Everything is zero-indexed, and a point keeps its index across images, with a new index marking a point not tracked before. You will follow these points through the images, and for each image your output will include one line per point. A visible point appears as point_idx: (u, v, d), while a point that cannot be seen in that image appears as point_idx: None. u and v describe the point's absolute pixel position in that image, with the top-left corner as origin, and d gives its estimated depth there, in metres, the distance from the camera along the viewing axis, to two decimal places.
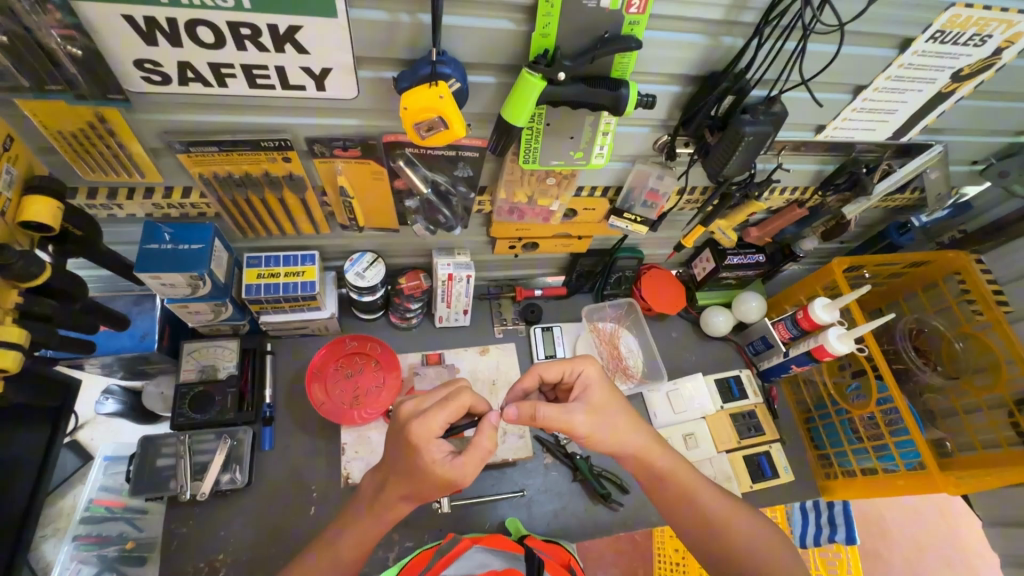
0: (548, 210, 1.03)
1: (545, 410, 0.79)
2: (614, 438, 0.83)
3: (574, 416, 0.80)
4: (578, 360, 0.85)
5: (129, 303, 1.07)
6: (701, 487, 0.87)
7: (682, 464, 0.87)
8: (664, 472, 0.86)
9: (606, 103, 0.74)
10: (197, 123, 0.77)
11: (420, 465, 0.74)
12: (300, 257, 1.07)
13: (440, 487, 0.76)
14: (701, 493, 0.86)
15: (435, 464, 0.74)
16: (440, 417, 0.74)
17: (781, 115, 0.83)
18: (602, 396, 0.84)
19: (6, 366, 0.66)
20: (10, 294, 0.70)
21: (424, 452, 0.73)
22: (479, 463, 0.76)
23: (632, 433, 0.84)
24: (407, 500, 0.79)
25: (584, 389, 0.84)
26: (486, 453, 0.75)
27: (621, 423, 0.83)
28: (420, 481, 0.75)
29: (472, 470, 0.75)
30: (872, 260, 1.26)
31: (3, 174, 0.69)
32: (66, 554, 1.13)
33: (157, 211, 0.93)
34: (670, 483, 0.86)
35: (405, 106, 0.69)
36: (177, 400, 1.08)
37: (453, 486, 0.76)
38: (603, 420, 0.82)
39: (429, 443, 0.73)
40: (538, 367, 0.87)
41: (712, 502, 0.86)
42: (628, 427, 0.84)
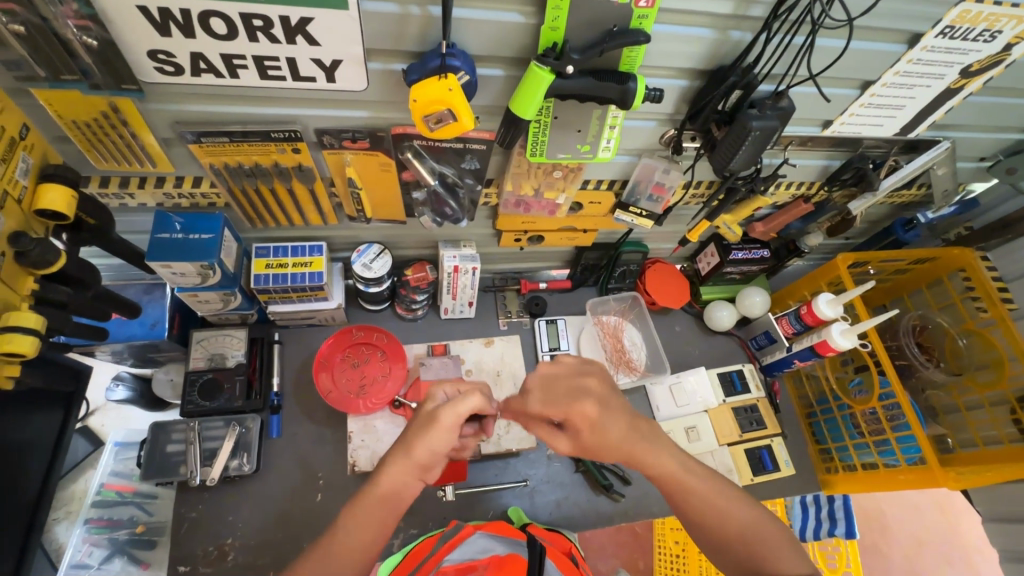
0: (554, 203, 1.04)
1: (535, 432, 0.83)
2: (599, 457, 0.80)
3: (557, 441, 0.82)
4: (572, 409, 0.77)
5: (140, 291, 1.08)
6: (696, 483, 0.80)
7: (674, 460, 0.80)
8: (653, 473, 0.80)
9: (614, 97, 0.75)
10: (208, 113, 0.78)
11: (420, 407, 0.82)
12: (309, 248, 1.08)
13: (423, 426, 0.78)
14: (694, 489, 0.79)
15: (431, 404, 0.81)
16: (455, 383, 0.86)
17: (789, 110, 0.83)
18: (589, 434, 0.77)
19: (23, 352, 0.67)
20: (27, 282, 0.72)
21: (427, 393, 0.84)
22: (461, 400, 0.77)
23: (617, 454, 0.79)
24: (393, 452, 0.78)
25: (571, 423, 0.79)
26: (470, 395, 0.77)
27: (605, 450, 0.79)
28: (413, 427, 0.80)
29: (452, 406, 0.77)
30: (877, 256, 1.26)
31: (19, 163, 0.70)
32: (79, 536, 1.16)
33: (168, 200, 0.94)
34: (660, 481, 0.80)
35: (415, 98, 0.70)
36: (187, 387, 1.10)
37: (434, 421, 0.77)
38: (587, 450, 0.80)
39: (433, 391, 0.84)
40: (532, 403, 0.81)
41: (707, 497, 0.79)
42: (612, 452, 0.79)
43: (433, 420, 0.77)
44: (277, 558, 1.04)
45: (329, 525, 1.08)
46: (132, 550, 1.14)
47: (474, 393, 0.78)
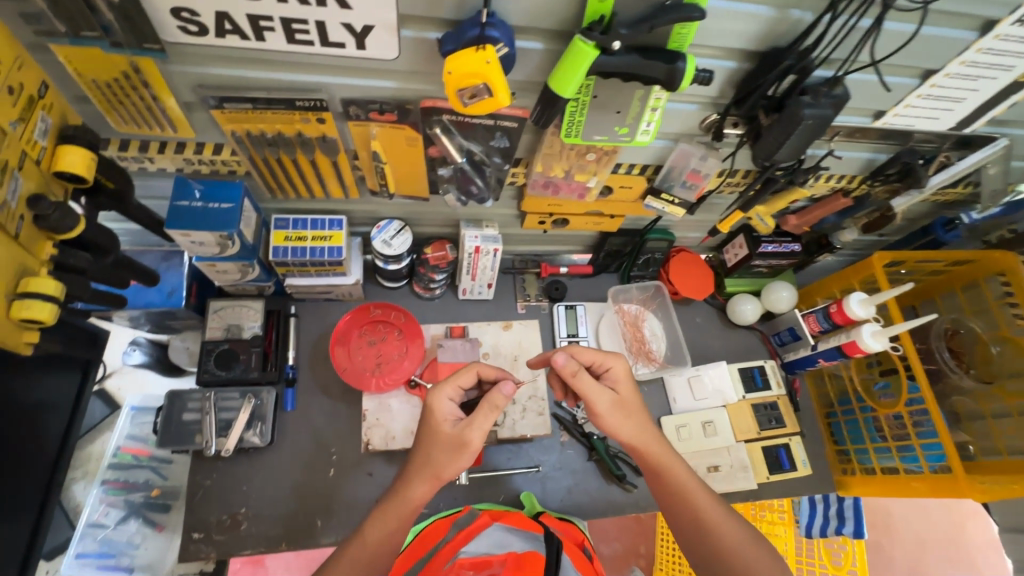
0: (584, 186, 1.00)
1: (581, 381, 0.85)
2: (623, 431, 0.86)
3: (599, 393, 0.86)
4: (608, 355, 0.90)
5: (158, 258, 1.07)
6: (701, 493, 0.85)
7: (684, 467, 0.87)
8: (662, 472, 0.86)
9: (660, 77, 0.70)
10: (232, 77, 0.75)
11: (431, 422, 0.82)
12: (329, 221, 1.06)
13: (450, 449, 0.79)
14: (696, 496, 0.84)
15: (445, 421, 0.81)
16: (452, 383, 0.85)
17: (844, 97, 0.78)
18: (629, 392, 0.88)
19: (43, 318, 0.66)
20: (46, 246, 0.70)
21: (434, 407, 0.83)
22: (479, 424, 0.78)
23: (643, 426, 0.87)
24: (420, 474, 0.80)
25: (612, 382, 0.90)
26: (490, 415, 0.77)
27: (636, 417, 0.87)
28: (432, 444, 0.81)
29: (479, 429, 0.78)
30: (915, 256, 1.20)
31: (37, 123, 0.67)
32: (95, 496, 1.18)
33: (188, 166, 0.91)
34: (667, 481, 0.86)
35: (449, 70, 0.66)
36: (203, 355, 1.09)
37: (462, 447, 0.78)
38: (622, 410, 0.87)
39: (440, 403, 0.83)
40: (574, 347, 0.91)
41: (707, 507, 0.84)
42: (641, 420, 0.87)
43: (462, 444, 0.78)
44: (289, 529, 1.05)
45: (342, 500, 1.09)
46: (147, 512, 1.18)
47: (495, 410, 0.76)
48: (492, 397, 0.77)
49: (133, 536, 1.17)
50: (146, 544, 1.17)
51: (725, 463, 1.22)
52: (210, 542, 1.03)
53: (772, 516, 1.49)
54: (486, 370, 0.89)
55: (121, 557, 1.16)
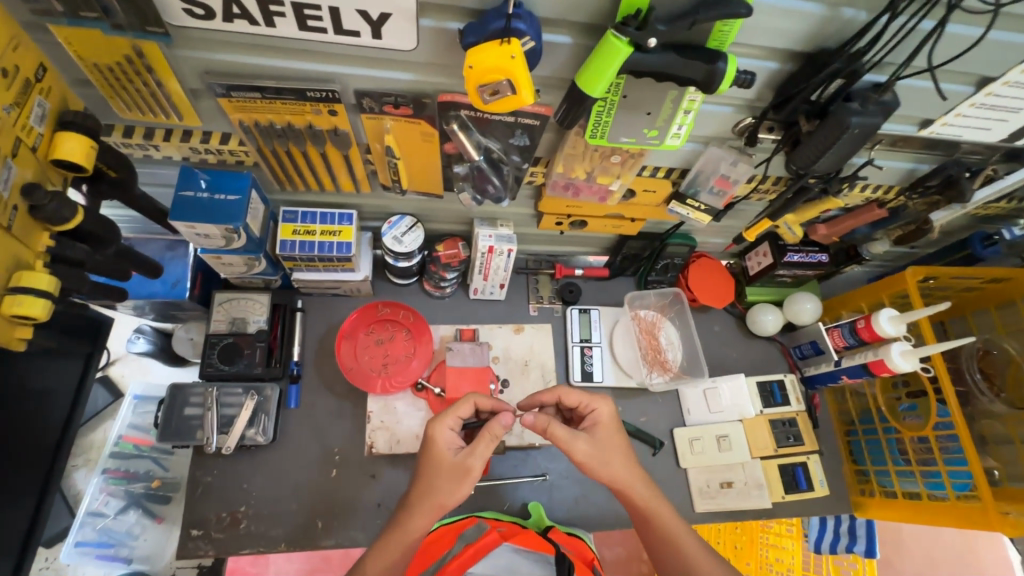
0: (607, 189, 0.95)
1: (556, 431, 0.84)
2: (609, 475, 0.84)
3: (578, 438, 0.84)
4: (595, 397, 0.89)
5: (162, 248, 1.04)
6: (689, 540, 0.82)
7: (671, 512, 0.84)
8: (650, 514, 0.84)
9: (699, 78, 0.64)
10: (240, 64, 0.71)
11: (432, 450, 0.81)
12: (338, 215, 1.02)
13: (452, 477, 0.77)
14: (685, 542, 0.82)
15: (447, 449, 0.80)
16: (453, 412, 0.83)
17: (894, 105, 0.72)
18: (608, 433, 0.86)
19: (35, 315, 0.62)
20: (42, 238, 0.67)
21: (434, 436, 0.81)
22: (483, 449, 0.78)
23: (627, 468, 0.85)
24: (423, 505, 0.77)
25: (594, 424, 0.88)
26: (491, 443, 0.77)
27: (620, 458, 0.85)
28: (432, 475, 0.79)
29: (481, 456, 0.78)
30: (950, 272, 1.14)
31: (34, 107, 0.63)
32: (95, 485, 1.16)
33: (194, 155, 0.88)
34: (655, 524, 0.83)
35: (471, 64, 0.61)
36: (207, 348, 1.07)
37: (464, 475, 0.77)
38: (603, 454, 0.84)
39: (440, 432, 0.81)
40: (560, 389, 0.92)
41: (696, 556, 0.81)
42: (625, 461, 0.85)
43: (463, 471, 0.78)
44: (289, 530, 1.03)
45: (344, 501, 1.06)
46: (147, 503, 1.17)
47: (496, 439, 0.78)
48: (492, 427, 0.78)
49: (132, 527, 1.17)
50: (145, 535, 1.17)
51: (739, 480, 1.19)
52: (209, 539, 1.01)
53: (779, 529, 1.44)
54: (483, 399, 0.87)
55: (119, 547, 1.16)
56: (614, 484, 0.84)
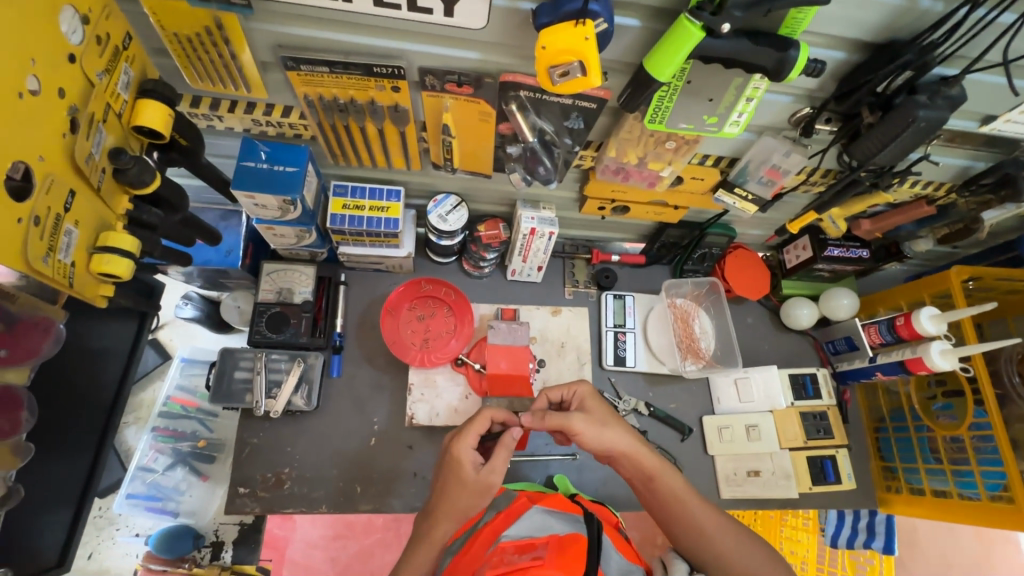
0: (656, 175, 0.95)
1: (552, 418, 0.87)
2: (610, 441, 0.87)
3: (576, 416, 0.87)
4: (576, 382, 0.95)
5: (217, 217, 1.08)
6: (691, 495, 0.85)
7: (673, 471, 0.87)
8: (654, 475, 0.86)
9: (769, 65, 0.64)
10: (311, 38, 0.72)
11: (456, 469, 0.84)
12: (386, 192, 1.04)
13: (475, 493, 0.82)
14: (689, 499, 0.84)
15: (470, 467, 0.83)
16: (470, 430, 0.87)
17: (960, 99, 0.72)
18: (597, 407, 0.91)
19: (119, 274, 0.66)
20: (122, 200, 0.70)
21: (457, 454, 0.84)
22: (500, 458, 0.84)
23: (626, 434, 0.88)
24: (447, 515, 0.81)
25: (581, 403, 0.93)
26: (509, 457, 0.83)
27: (617, 426, 0.88)
28: (455, 491, 0.83)
29: (499, 471, 0.83)
30: (996, 273, 1.12)
31: (121, 75, 0.66)
32: (146, 441, 1.22)
33: (255, 127, 0.90)
34: (660, 485, 0.85)
35: (543, 44, 0.62)
36: (256, 316, 1.10)
37: (486, 490, 0.82)
38: (597, 420, 0.88)
39: (462, 451, 0.85)
40: (545, 388, 0.97)
41: (699, 510, 0.83)
42: (622, 428, 0.88)
43: (486, 488, 0.82)
44: (330, 493, 1.08)
45: (381, 469, 1.10)
46: (193, 462, 1.22)
47: (509, 449, 0.84)
48: (504, 439, 0.85)
49: (179, 483, 1.22)
50: (191, 491, 1.23)
51: (766, 469, 1.20)
52: (255, 497, 1.06)
53: (795, 522, 1.44)
54: (499, 412, 0.90)
55: (167, 501, 1.22)
56: (619, 449, 0.86)
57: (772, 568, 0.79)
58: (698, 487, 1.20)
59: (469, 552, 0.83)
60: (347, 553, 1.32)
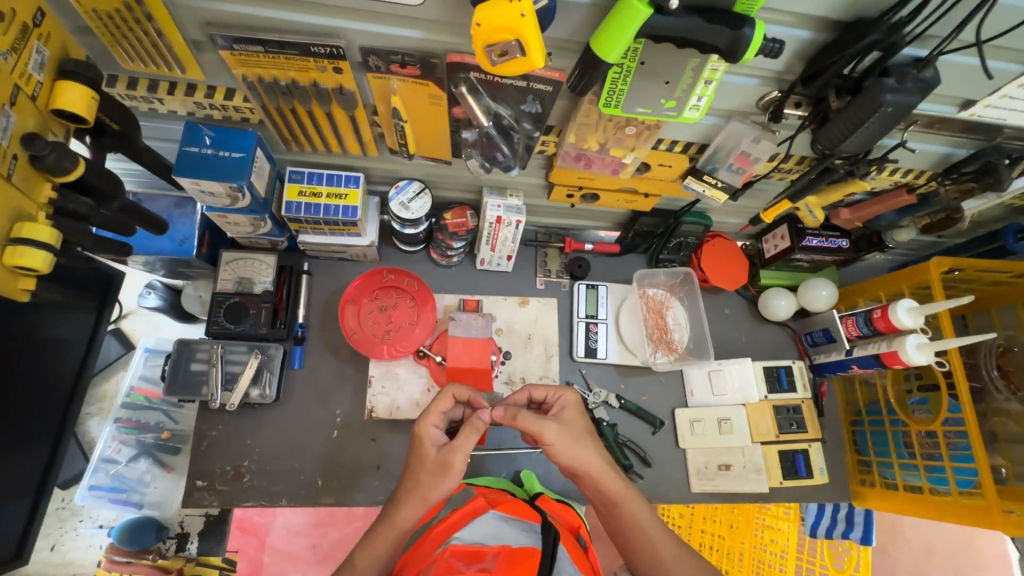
0: (619, 162, 0.91)
1: (523, 419, 0.82)
2: (578, 458, 0.80)
3: (548, 424, 0.81)
4: (561, 387, 0.89)
5: (170, 205, 1.04)
6: (657, 528, 0.79)
7: (638, 498, 0.81)
8: (618, 501, 0.80)
9: (722, 45, 0.60)
10: (243, 15, 0.68)
11: (420, 447, 0.82)
12: (345, 178, 1.00)
13: (435, 473, 0.79)
14: (652, 530, 0.79)
15: (432, 445, 0.81)
16: (435, 409, 0.84)
17: (932, 82, 0.67)
18: (576, 419, 0.84)
19: (36, 267, 0.63)
20: (44, 188, 0.67)
21: (421, 432, 0.83)
22: (462, 438, 0.78)
23: (595, 453, 0.82)
24: (410, 498, 0.78)
25: (561, 409, 0.86)
26: (472, 436, 0.78)
27: (590, 444, 0.82)
28: (417, 471, 0.81)
29: (461, 451, 0.79)
30: (978, 263, 1.08)
31: (32, 54, 0.62)
32: (109, 432, 1.21)
33: (198, 110, 0.86)
34: (622, 513, 0.80)
35: (478, 21, 0.58)
36: (213, 307, 1.08)
37: (447, 470, 0.78)
38: (572, 432, 0.82)
39: (426, 428, 0.83)
40: (528, 385, 0.91)
41: (662, 543, 0.78)
42: (594, 447, 0.82)
43: (445, 467, 0.78)
44: (290, 487, 1.06)
45: (343, 462, 1.08)
46: (158, 453, 1.21)
47: (478, 431, 0.78)
48: (472, 420, 0.79)
49: (143, 474, 1.21)
50: (156, 483, 1.22)
51: (737, 463, 1.18)
52: (213, 491, 1.04)
53: (777, 513, 1.40)
54: (462, 390, 0.88)
55: (131, 493, 1.21)
56: (586, 471, 0.80)
57: None
58: (668, 481, 1.18)
59: (418, 551, 0.82)
60: (329, 540, 1.34)
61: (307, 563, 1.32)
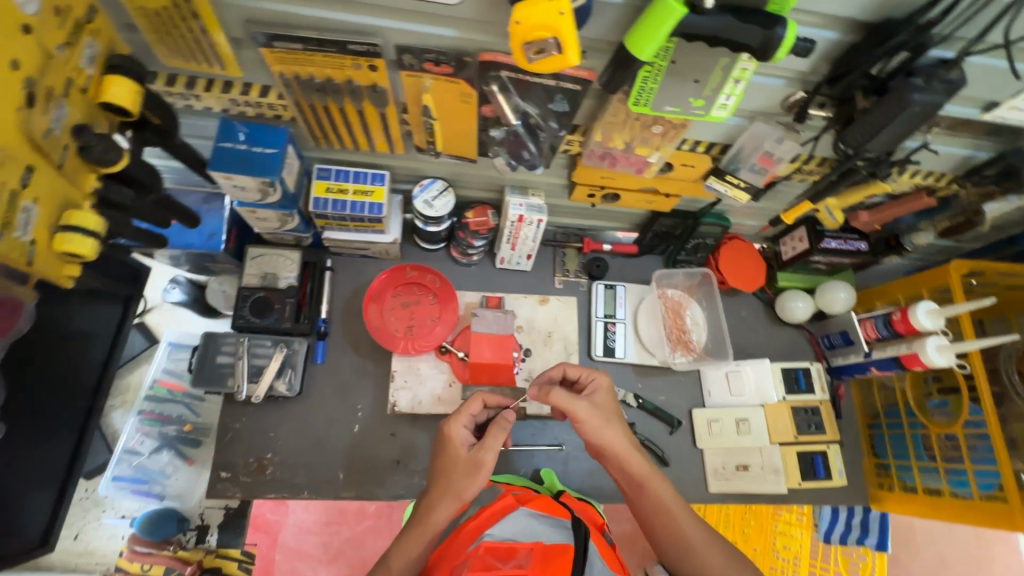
0: (644, 161, 0.93)
1: (556, 395, 0.84)
2: (605, 437, 0.82)
3: (579, 401, 0.83)
4: (595, 370, 0.90)
5: (199, 200, 1.07)
6: (681, 510, 0.79)
7: (666, 482, 0.81)
8: (643, 482, 0.80)
9: (755, 44, 0.61)
10: (283, 14, 0.70)
11: (448, 449, 0.83)
12: (371, 176, 1.02)
13: (465, 473, 0.80)
14: (678, 513, 0.78)
15: (462, 446, 0.83)
16: (466, 412, 0.86)
17: (959, 83, 0.68)
18: (606, 400, 0.85)
19: (83, 254, 0.65)
20: (89, 178, 0.68)
21: (451, 433, 0.83)
22: (491, 440, 0.81)
23: (622, 433, 0.83)
24: (442, 498, 0.78)
25: (594, 391, 0.88)
26: (503, 433, 0.81)
27: (618, 426, 0.83)
28: (448, 472, 0.81)
29: (491, 450, 0.81)
30: (999, 266, 1.08)
31: (84, 48, 0.64)
32: (132, 424, 1.23)
33: (233, 108, 0.88)
34: (648, 494, 0.80)
35: (517, 19, 0.59)
36: (239, 302, 1.09)
37: (477, 469, 0.79)
38: (603, 412, 0.83)
39: (456, 429, 0.84)
40: (563, 363, 0.92)
41: (689, 526, 0.77)
42: (622, 428, 0.83)
43: (476, 466, 0.80)
44: (312, 480, 1.07)
45: (362, 457, 1.09)
46: (180, 446, 1.23)
47: (505, 430, 0.82)
48: (501, 420, 0.83)
49: (165, 466, 1.23)
50: (176, 475, 1.24)
51: (755, 463, 1.18)
52: (236, 482, 1.05)
53: (789, 517, 1.35)
54: (490, 397, 0.92)
55: (152, 485, 1.23)
56: (612, 450, 0.81)
57: None
58: (685, 480, 1.19)
59: (451, 547, 0.82)
60: (339, 538, 1.29)
61: (318, 561, 1.29)
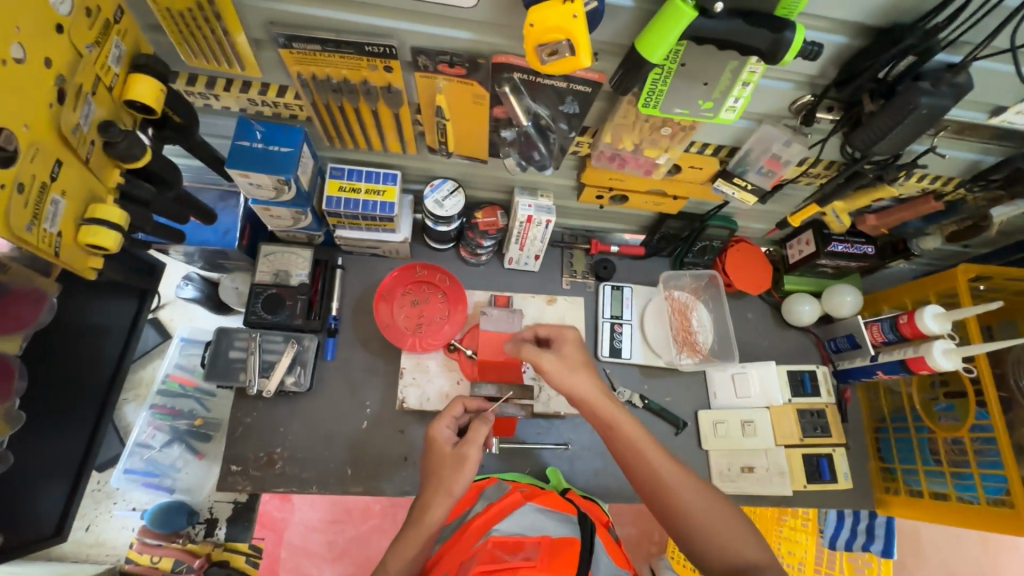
0: (653, 162, 0.94)
1: (524, 352, 0.87)
2: (573, 387, 0.84)
3: (544, 354, 0.86)
4: (564, 325, 0.92)
5: (215, 198, 1.09)
6: (650, 446, 0.80)
7: (636, 422, 0.82)
8: (614, 425, 0.82)
9: (763, 47, 0.62)
10: (302, 15, 0.72)
11: (435, 448, 0.86)
12: (383, 175, 1.03)
13: (452, 467, 0.82)
14: (647, 450, 0.80)
15: (446, 444, 0.86)
16: (448, 414, 0.91)
17: (966, 87, 0.69)
18: (574, 352, 0.88)
19: (108, 246, 0.67)
20: (113, 173, 0.71)
21: (435, 434, 0.87)
22: (474, 430, 0.83)
23: (591, 380, 0.84)
24: (436, 497, 0.80)
25: (561, 345, 0.90)
26: (483, 425, 0.83)
27: (585, 374, 0.85)
28: (437, 468, 0.83)
29: (474, 444, 0.83)
30: (1006, 271, 1.08)
31: (112, 48, 0.66)
32: (145, 418, 1.24)
33: (251, 107, 0.91)
34: (619, 436, 0.82)
35: (531, 22, 0.61)
36: (251, 298, 1.11)
37: (462, 462, 0.82)
38: (569, 363, 0.86)
39: (438, 430, 0.88)
40: (533, 323, 0.94)
41: (659, 461, 0.79)
42: (590, 375, 0.85)
43: (461, 460, 0.82)
44: (321, 475, 1.08)
45: (370, 452, 1.11)
46: (191, 440, 1.26)
47: (484, 420, 0.85)
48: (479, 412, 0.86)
49: (176, 460, 1.25)
50: (187, 468, 1.26)
51: (760, 465, 1.19)
52: (247, 476, 1.07)
53: (795, 523, 1.39)
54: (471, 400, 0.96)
55: (163, 478, 1.24)
56: (582, 398, 0.83)
57: (732, 523, 0.74)
58: None
59: (458, 543, 0.83)
60: (343, 536, 1.34)
61: (322, 559, 1.32)
